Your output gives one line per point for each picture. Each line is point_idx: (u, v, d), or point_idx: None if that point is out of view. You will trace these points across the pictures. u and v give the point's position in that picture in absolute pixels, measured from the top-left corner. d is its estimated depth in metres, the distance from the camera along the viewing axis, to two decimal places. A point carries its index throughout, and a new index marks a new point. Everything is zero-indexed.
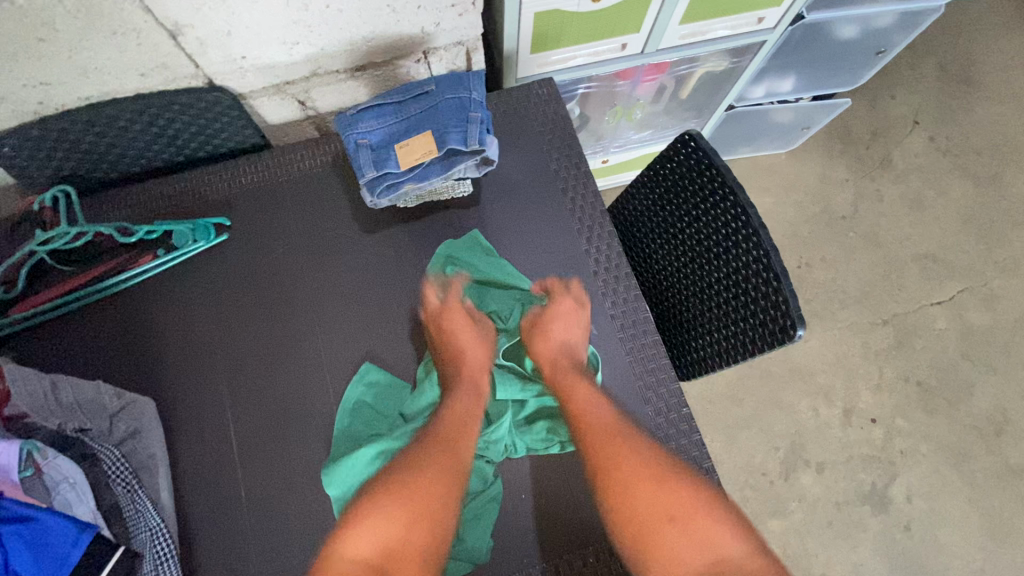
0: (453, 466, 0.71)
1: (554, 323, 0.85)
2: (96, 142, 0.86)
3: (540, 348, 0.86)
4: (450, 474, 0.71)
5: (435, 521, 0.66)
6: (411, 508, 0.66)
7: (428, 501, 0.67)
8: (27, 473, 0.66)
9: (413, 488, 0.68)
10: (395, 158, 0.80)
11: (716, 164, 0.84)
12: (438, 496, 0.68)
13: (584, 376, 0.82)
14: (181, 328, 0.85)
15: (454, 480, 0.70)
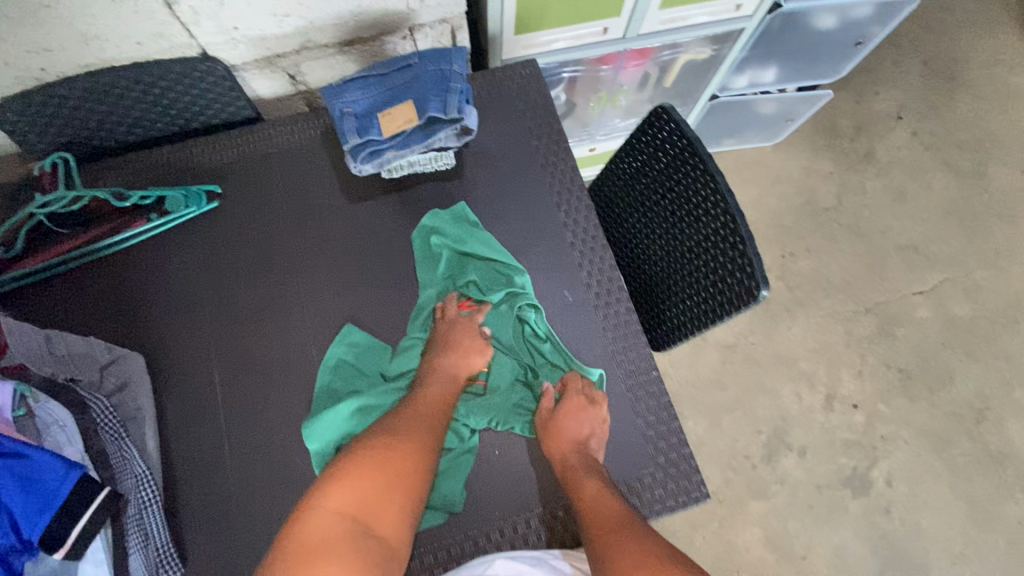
0: (425, 435, 0.75)
1: (566, 421, 0.79)
2: (94, 109, 0.90)
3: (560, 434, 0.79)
4: (422, 440, 0.74)
5: (409, 478, 0.70)
6: (387, 466, 0.69)
7: (403, 464, 0.70)
8: (20, 413, 0.69)
9: (390, 452, 0.71)
10: (378, 126, 0.82)
11: (687, 134, 0.86)
12: (412, 458, 0.71)
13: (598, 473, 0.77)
14: (170, 288, 0.89)
15: (427, 445, 0.74)
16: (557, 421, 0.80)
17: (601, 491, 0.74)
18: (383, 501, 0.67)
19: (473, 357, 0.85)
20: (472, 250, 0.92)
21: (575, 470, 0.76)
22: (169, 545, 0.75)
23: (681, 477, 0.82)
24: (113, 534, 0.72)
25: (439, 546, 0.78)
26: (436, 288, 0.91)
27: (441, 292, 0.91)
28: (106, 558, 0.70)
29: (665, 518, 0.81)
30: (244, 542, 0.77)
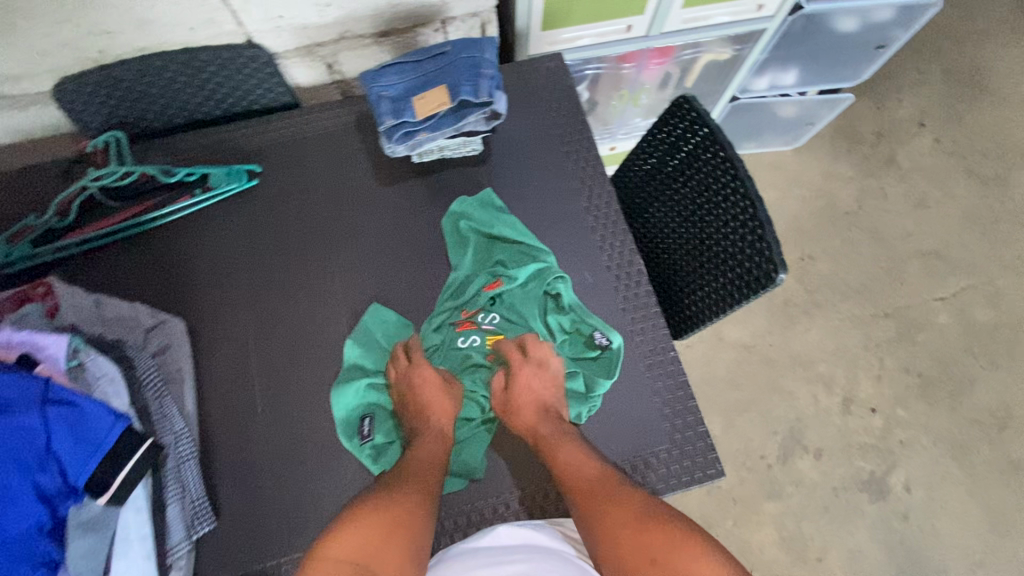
0: (426, 486, 0.74)
1: (521, 397, 0.84)
2: (145, 91, 0.96)
3: (523, 415, 0.83)
4: (424, 491, 0.74)
5: (414, 530, 0.68)
6: (392, 517, 0.68)
7: (406, 516, 0.69)
8: (73, 364, 0.74)
9: (393, 503, 0.70)
10: (412, 108, 0.86)
11: (708, 124, 0.89)
12: (415, 509, 0.70)
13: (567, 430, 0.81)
14: (212, 261, 0.94)
15: (428, 497, 0.73)
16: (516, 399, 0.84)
17: (581, 457, 0.77)
18: (389, 551, 0.64)
19: (441, 398, 0.85)
20: (501, 233, 0.94)
21: (546, 439, 0.80)
22: (203, 498, 0.81)
23: (697, 454, 0.84)
24: (153, 483, 0.76)
25: (457, 512, 0.82)
26: (466, 268, 0.94)
27: (470, 272, 0.94)
28: (145, 505, 0.75)
29: (679, 493, 0.83)
30: (277, 498, 0.83)
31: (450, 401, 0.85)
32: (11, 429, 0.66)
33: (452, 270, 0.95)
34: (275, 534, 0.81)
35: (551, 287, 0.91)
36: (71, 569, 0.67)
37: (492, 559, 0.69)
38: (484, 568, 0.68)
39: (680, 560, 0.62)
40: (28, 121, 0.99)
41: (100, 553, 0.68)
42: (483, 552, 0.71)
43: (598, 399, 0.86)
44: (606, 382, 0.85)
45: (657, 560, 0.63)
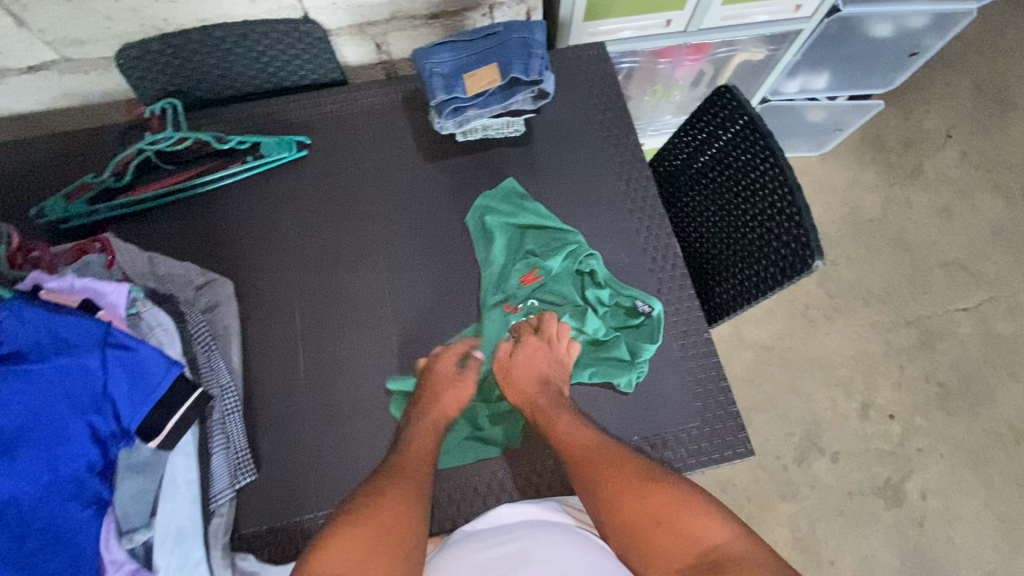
0: (417, 485, 0.73)
1: (521, 365, 0.86)
2: (201, 61, 0.99)
3: (519, 386, 0.85)
4: (413, 490, 0.72)
5: (403, 536, 0.66)
6: (373, 527, 0.65)
7: (395, 522, 0.67)
8: (133, 312, 0.78)
9: (379, 510, 0.67)
10: (463, 85, 0.90)
11: (748, 113, 0.91)
12: (404, 512, 0.68)
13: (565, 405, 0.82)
14: (260, 226, 0.97)
15: (417, 498, 0.71)
16: (516, 366, 0.86)
17: (576, 430, 0.78)
18: (375, 564, 0.62)
19: (445, 394, 0.84)
20: (529, 222, 0.97)
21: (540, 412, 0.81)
22: (245, 450, 0.85)
23: (726, 433, 0.86)
24: (200, 432, 0.80)
25: (490, 478, 0.85)
26: (499, 263, 0.96)
27: (503, 266, 0.96)
28: (193, 451, 0.78)
29: (707, 470, 0.85)
30: (318, 454, 0.86)
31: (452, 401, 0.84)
32: (73, 369, 0.68)
33: (485, 267, 0.96)
34: (315, 489, 0.84)
35: (584, 265, 0.93)
36: (118, 508, 0.71)
37: (496, 540, 0.71)
38: (487, 549, 0.69)
39: (684, 518, 0.64)
40: (89, 84, 1.04)
41: (148, 496, 0.73)
42: (486, 536, 0.73)
43: (645, 364, 0.88)
44: (650, 347, 0.88)
45: (662, 520, 0.65)
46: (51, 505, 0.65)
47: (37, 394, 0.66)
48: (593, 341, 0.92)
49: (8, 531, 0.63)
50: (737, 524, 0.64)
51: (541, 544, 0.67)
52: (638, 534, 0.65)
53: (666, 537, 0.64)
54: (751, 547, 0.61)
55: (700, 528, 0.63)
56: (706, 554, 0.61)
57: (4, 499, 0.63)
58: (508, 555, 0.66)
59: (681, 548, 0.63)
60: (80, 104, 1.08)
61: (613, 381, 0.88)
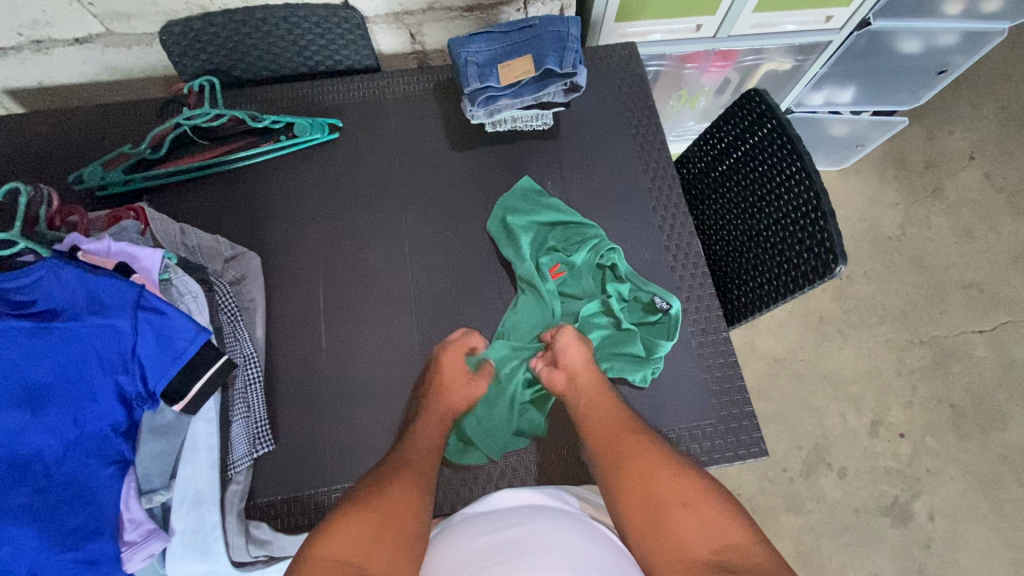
0: (422, 475, 0.72)
1: (573, 345, 0.86)
2: (241, 42, 1.02)
3: (573, 361, 0.85)
4: (418, 479, 0.71)
5: (409, 524, 0.64)
6: (381, 511, 0.64)
7: (402, 509, 0.65)
8: (165, 277, 0.79)
9: (386, 497, 0.66)
10: (497, 74, 0.92)
11: (776, 117, 0.91)
12: (410, 500, 0.67)
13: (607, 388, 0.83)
14: (290, 206, 1.00)
15: (422, 486, 0.70)
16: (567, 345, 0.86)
17: (616, 411, 0.80)
18: (381, 548, 0.60)
19: (456, 393, 0.85)
20: (551, 216, 0.96)
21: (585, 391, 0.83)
22: (265, 421, 0.86)
23: (740, 432, 0.87)
24: (222, 400, 0.82)
25: (503, 463, 0.87)
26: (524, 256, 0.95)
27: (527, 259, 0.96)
28: (215, 418, 0.80)
29: (721, 467, 0.87)
30: (336, 429, 0.88)
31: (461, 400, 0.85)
32: (107, 329, 0.70)
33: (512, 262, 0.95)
34: (332, 462, 0.86)
35: (605, 259, 0.93)
36: (139, 467, 0.74)
37: (495, 526, 0.68)
38: (485, 534, 0.66)
39: (710, 510, 0.64)
40: (132, 59, 1.07)
41: (169, 458, 0.77)
42: (485, 520, 0.70)
43: (660, 361, 0.88)
44: (666, 344, 0.87)
45: (688, 504, 0.65)
46: (76, 461, 0.68)
47: (67, 351, 0.68)
48: (611, 335, 0.92)
49: (33, 483, 0.66)
50: (760, 534, 0.62)
51: (541, 531, 0.64)
52: (660, 514, 0.65)
53: (688, 520, 0.64)
54: (770, 555, 0.60)
55: (722, 523, 0.63)
56: (724, 550, 0.60)
57: (32, 451, 0.67)
58: (505, 541, 0.63)
59: (699, 534, 0.62)
60: (122, 77, 1.11)
61: (628, 377, 0.88)
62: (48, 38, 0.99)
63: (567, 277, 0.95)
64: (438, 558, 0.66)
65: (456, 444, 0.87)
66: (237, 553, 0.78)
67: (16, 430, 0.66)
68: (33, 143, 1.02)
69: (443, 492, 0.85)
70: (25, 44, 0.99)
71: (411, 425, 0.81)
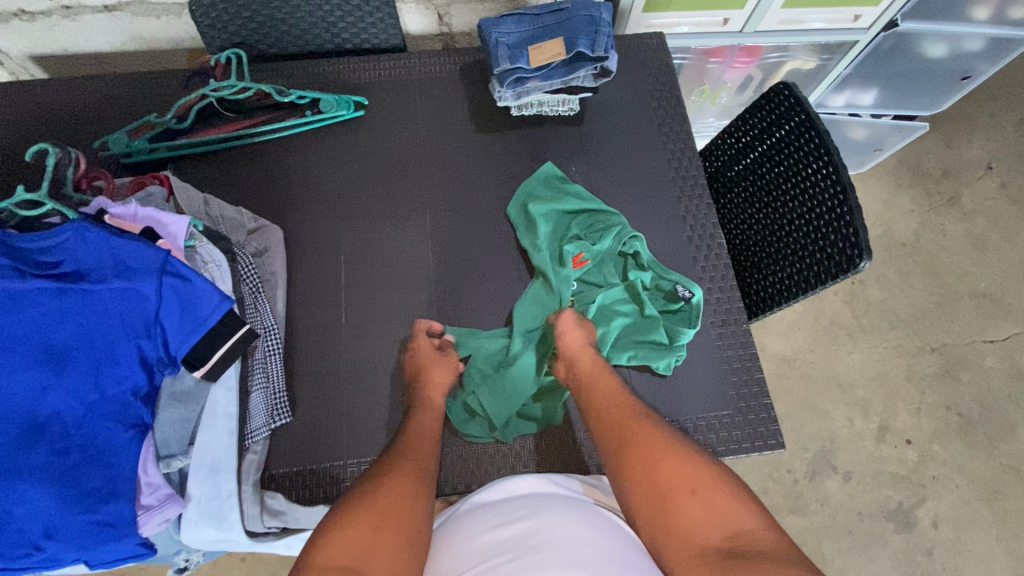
0: (422, 469, 0.70)
1: (573, 329, 0.86)
2: (270, 17, 1.01)
3: (574, 347, 0.84)
4: (420, 474, 0.69)
5: (412, 520, 0.62)
6: (381, 508, 0.62)
7: (404, 505, 0.63)
8: (190, 244, 0.80)
9: (388, 491, 0.64)
10: (527, 56, 0.94)
11: (806, 111, 0.90)
12: (413, 495, 0.65)
13: (610, 372, 0.83)
14: (313, 181, 1.00)
15: (422, 478, 0.68)
16: (569, 331, 0.86)
17: (619, 393, 0.78)
18: (383, 545, 0.58)
19: (434, 370, 0.85)
20: (572, 204, 0.96)
21: (587, 373, 0.82)
22: (283, 393, 0.87)
23: (758, 424, 0.87)
24: (242, 367, 0.82)
25: (519, 445, 0.87)
26: (545, 247, 0.94)
27: (550, 250, 0.94)
28: (235, 387, 0.81)
29: (736, 458, 0.87)
30: (353, 404, 0.88)
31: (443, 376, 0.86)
32: (129, 294, 0.70)
33: (531, 251, 0.94)
34: (348, 436, 0.86)
35: (627, 247, 0.92)
36: (158, 433, 0.74)
37: (500, 518, 0.66)
38: (492, 530, 0.64)
39: (718, 496, 0.62)
40: (160, 28, 1.07)
41: (188, 425, 0.76)
42: (492, 514, 0.67)
43: (684, 351, 0.89)
44: (689, 331, 0.88)
45: (695, 491, 0.63)
46: (95, 423, 0.68)
47: (90, 314, 0.68)
48: (633, 323, 0.92)
49: (51, 444, 0.66)
50: (770, 517, 0.61)
51: (549, 526, 0.62)
52: (668, 502, 0.63)
53: (696, 507, 0.62)
54: (780, 539, 0.59)
55: (732, 510, 0.61)
56: (732, 537, 0.59)
57: (52, 412, 0.67)
58: (515, 539, 0.61)
59: (708, 522, 0.61)
60: (147, 47, 1.11)
61: (653, 364, 0.88)
62: (77, 4, 0.99)
63: (590, 266, 0.94)
64: (445, 556, 0.65)
65: (464, 414, 0.88)
66: (252, 522, 0.78)
67: (39, 390, 0.67)
68: (56, 107, 1.01)
69: (459, 471, 0.85)
70: (54, 9, 0.99)
71: (408, 419, 0.79)
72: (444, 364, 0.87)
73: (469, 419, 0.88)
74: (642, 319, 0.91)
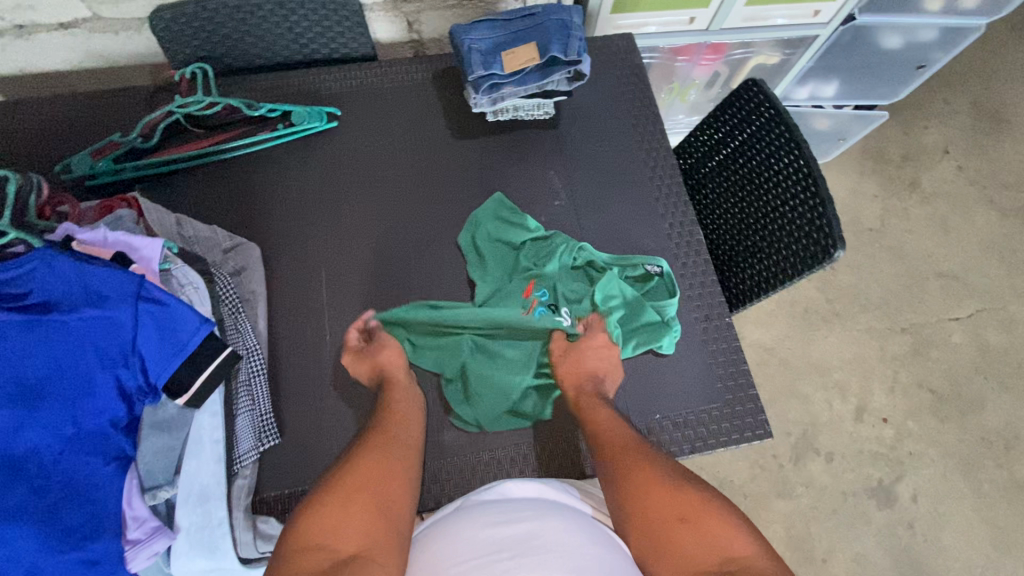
0: (397, 454, 0.71)
1: (586, 355, 0.86)
2: (235, 30, 0.99)
3: (572, 375, 0.85)
4: (395, 458, 0.71)
5: (384, 499, 0.65)
6: (352, 486, 0.64)
7: (377, 486, 0.66)
8: (165, 267, 0.77)
9: (360, 473, 0.67)
10: (501, 62, 0.95)
11: (775, 107, 0.92)
12: (386, 475, 0.68)
13: (607, 402, 0.83)
14: (289, 195, 0.98)
15: (403, 467, 0.70)
16: (576, 352, 0.87)
17: (616, 424, 0.78)
18: (356, 520, 0.61)
19: (383, 352, 0.85)
20: (519, 236, 0.95)
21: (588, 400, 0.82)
22: (270, 414, 0.85)
23: (746, 415, 0.89)
24: (227, 392, 0.81)
25: (515, 452, 0.86)
26: (498, 275, 0.94)
27: (503, 277, 0.94)
28: (220, 411, 0.79)
29: (727, 450, 0.88)
30: (342, 419, 0.86)
31: (393, 355, 0.85)
32: (104, 322, 0.67)
33: (481, 285, 0.93)
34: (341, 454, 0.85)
35: (587, 255, 0.94)
36: (141, 464, 0.72)
37: (501, 516, 0.65)
38: (493, 526, 0.63)
39: (710, 522, 0.63)
40: (119, 45, 1.03)
41: (173, 452, 0.74)
42: (493, 510, 0.67)
43: (677, 325, 0.90)
44: (672, 302, 0.90)
45: (686, 519, 0.64)
46: (72, 459, 0.65)
47: (62, 345, 0.66)
48: (625, 312, 0.91)
49: (29, 482, 0.63)
50: (764, 543, 0.62)
51: (550, 531, 0.62)
52: (660, 531, 0.64)
53: (687, 535, 0.63)
54: (774, 564, 0.60)
55: (724, 534, 0.62)
56: (727, 562, 0.60)
57: (27, 449, 0.64)
58: (516, 540, 0.61)
59: (701, 550, 0.61)
60: (106, 65, 1.07)
61: (657, 346, 0.90)
62: (31, 23, 0.95)
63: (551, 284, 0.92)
64: (438, 546, 0.65)
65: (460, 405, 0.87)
66: (244, 548, 0.78)
67: (13, 428, 0.64)
68: (13, 130, 0.98)
69: (455, 482, 0.84)
70: (6, 28, 0.95)
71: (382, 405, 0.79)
72: (391, 343, 0.86)
73: (461, 401, 0.87)
74: (630, 305, 0.91)
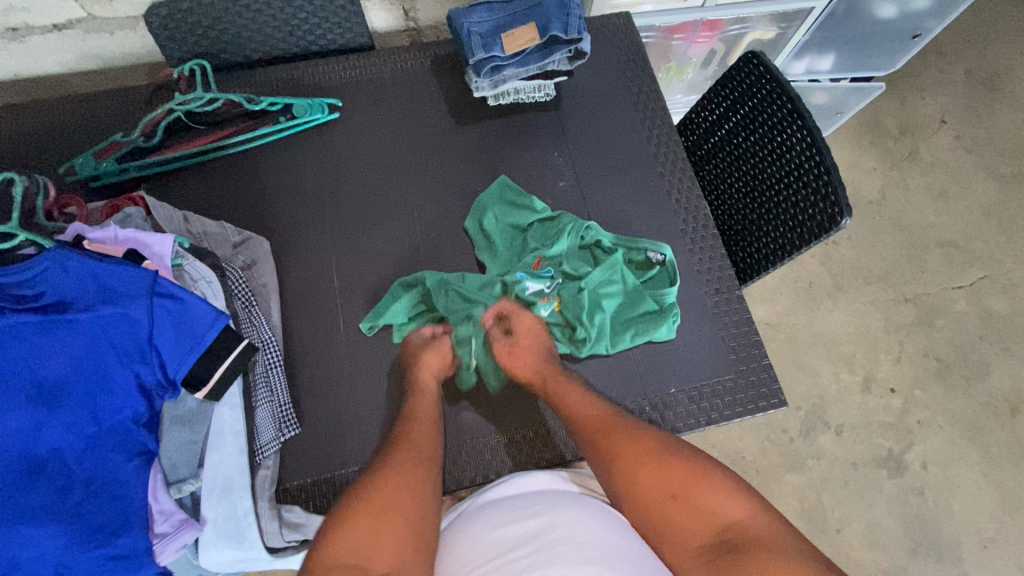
0: (423, 458, 0.70)
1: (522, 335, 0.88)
2: (231, 25, 0.99)
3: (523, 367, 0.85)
4: (422, 466, 0.69)
5: (412, 511, 0.64)
6: (381, 496, 0.64)
7: (404, 488, 0.65)
8: (178, 262, 0.77)
9: (387, 481, 0.65)
10: (501, 44, 0.95)
11: (776, 78, 0.92)
12: (415, 482, 0.66)
13: (573, 380, 0.83)
14: (294, 188, 0.98)
15: (426, 469, 0.69)
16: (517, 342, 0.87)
17: (591, 404, 0.78)
18: (386, 537, 0.60)
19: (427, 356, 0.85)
20: (527, 218, 0.94)
21: (552, 382, 0.82)
22: (288, 405, 0.85)
23: (759, 385, 0.90)
24: (244, 383, 0.81)
25: (532, 431, 0.87)
26: (505, 251, 0.94)
27: (510, 253, 0.94)
28: (240, 403, 0.80)
29: (743, 419, 0.89)
30: (360, 408, 0.87)
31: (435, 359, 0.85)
32: (119, 318, 0.67)
33: (490, 262, 0.94)
34: (360, 440, 0.85)
35: (591, 237, 0.93)
36: (164, 459, 0.73)
37: (511, 516, 0.67)
38: (507, 525, 0.65)
39: (700, 493, 0.63)
40: (114, 44, 1.03)
41: (196, 447, 0.76)
42: (504, 510, 0.69)
43: (676, 310, 0.90)
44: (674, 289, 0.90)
45: (677, 495, 0.64)
46: (96, 456, 0.66)
47: (80, 344, 0.66)
48: (622, 301, 0.92)
49: (52, 481, 0.64)
50: (755, 499, 0.63)
51: (565, 522, 0.64)
52: (654, 512, 0.64)
53: (680, 512, 0.63)
54: (768, 521, 0.60)
55: (716, 502, 0.62)
56: (724, 530, 0.60)
57: (50, 449, 0.64)
58: (529, 536, 0.63)
59: (696, 524, 0.62)
60: (101, 65, 1.07)
61: (655, 335, 0.89)
62: (24, 25, 0.94)
63: (557, 263, 0.92)
64: (458, 548, 0.66)
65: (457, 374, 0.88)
66: (272, 538, 0.77)
67: (32, 428, 0.64)
68: (12, 135, 0.97)
69: (475, 463, 0.85)
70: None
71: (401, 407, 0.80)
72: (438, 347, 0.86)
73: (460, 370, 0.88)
74: (629, 292, 0.92)
